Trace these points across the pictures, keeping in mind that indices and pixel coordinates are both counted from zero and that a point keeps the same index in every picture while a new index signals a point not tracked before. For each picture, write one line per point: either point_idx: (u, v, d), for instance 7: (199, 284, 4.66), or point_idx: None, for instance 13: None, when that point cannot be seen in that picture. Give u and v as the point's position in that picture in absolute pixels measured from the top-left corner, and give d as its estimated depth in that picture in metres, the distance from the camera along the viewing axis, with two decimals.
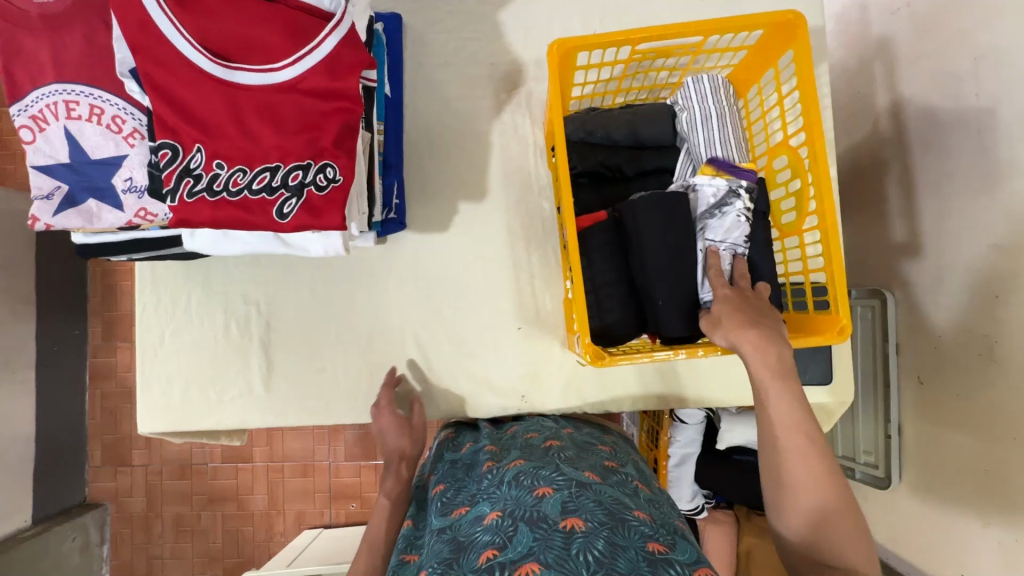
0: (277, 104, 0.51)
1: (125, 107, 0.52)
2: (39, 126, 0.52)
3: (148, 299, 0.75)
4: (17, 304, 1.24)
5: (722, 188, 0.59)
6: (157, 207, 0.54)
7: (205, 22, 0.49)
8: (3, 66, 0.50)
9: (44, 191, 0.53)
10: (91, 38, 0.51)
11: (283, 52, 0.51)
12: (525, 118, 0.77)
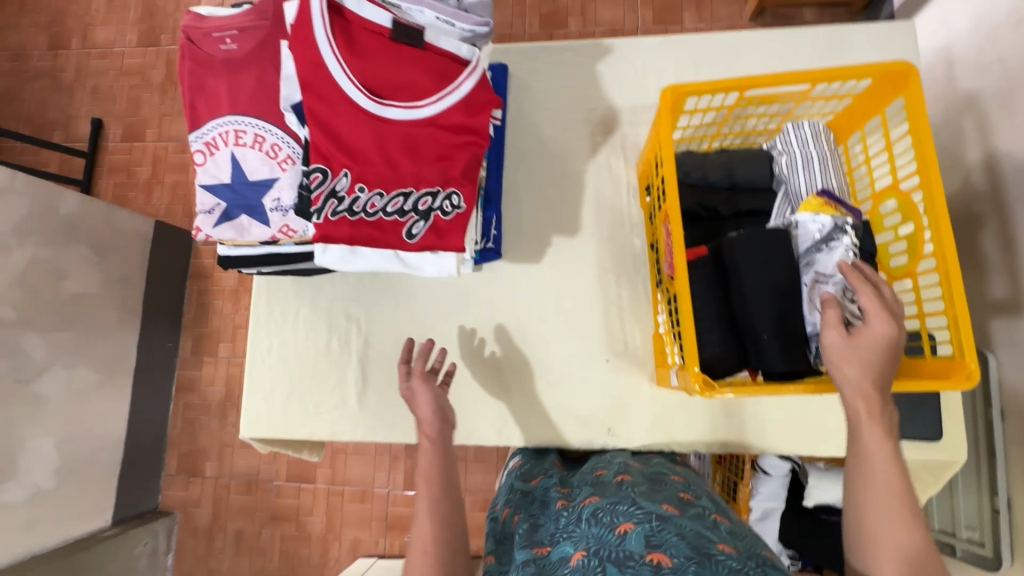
0: (417, 137, 0.57)
1: (283, 136, 0.59)
2: (211, 150, 0.60)
3: (260, 311, 0.81)
4: (126, 314, 1.35)
5: (827, 224, 0.60)
6: (300, 225, 0.61)
7: (365, 65, 0.56)
8: (190, 100, 0.59)
9: (207, 207, 0.61)
10: (261, 77, 0.59)
11: (427, 93, 0.57)
12: (619, 160, 0.81)
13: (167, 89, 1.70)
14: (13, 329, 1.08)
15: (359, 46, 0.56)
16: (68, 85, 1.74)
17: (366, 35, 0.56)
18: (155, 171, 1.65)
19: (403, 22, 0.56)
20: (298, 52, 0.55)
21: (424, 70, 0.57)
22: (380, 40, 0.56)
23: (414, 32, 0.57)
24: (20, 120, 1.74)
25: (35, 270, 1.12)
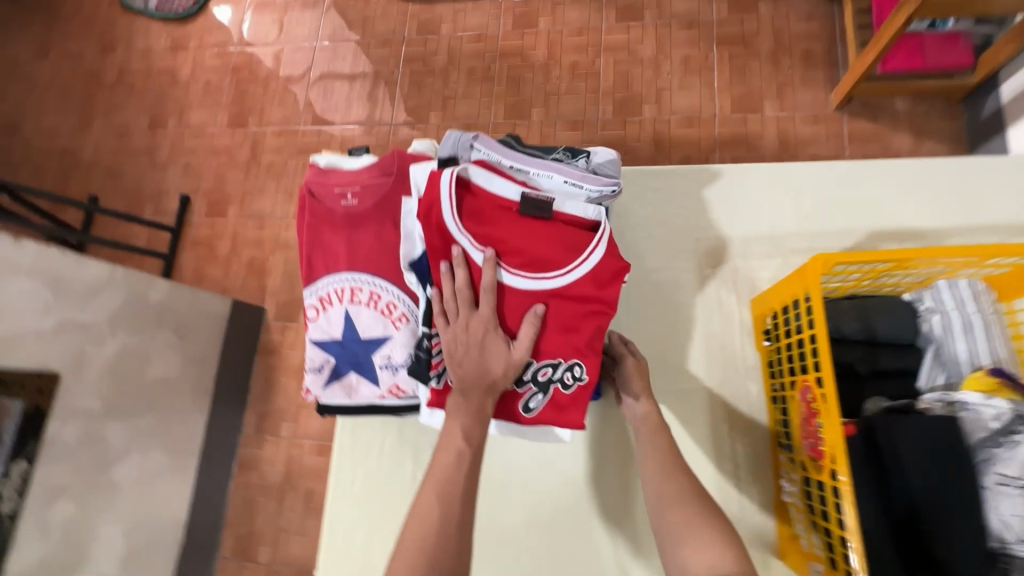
0: (551, 307, 0.88)
1: (396, 298, 0.94)
2: (325, 312, 0.96)
3: (351, 449, 1.14)
4: (199, 395, 1.37)
5: (1006, 413, 0.75)
6: (404, 384, 0.95)
7: (492, 233, 0.88)
8: (311, 257, 0.95)
9: (318, 365, 0.98)
10: (379, 234, 0.94)
11: (561, 266, 0.87)
12: (731, 297, 1.14)
13: (250, 168, 1.79)
14: (99, 420, 1.10)
15: (488, 219, 0.89)
16: (162, 162, 1.87)
17: (497, 208, 0.89)
18: (233, 246, 1.71)
19: (534, 205, 0.89)
20: (432, 227, 0.87)
21: (550, 237, 0.88)
22: (510, 212, 0.89)
23: (536, 205, 0.89)
24: (116, 194, 1.86)
25: (124, 359, 1.15)
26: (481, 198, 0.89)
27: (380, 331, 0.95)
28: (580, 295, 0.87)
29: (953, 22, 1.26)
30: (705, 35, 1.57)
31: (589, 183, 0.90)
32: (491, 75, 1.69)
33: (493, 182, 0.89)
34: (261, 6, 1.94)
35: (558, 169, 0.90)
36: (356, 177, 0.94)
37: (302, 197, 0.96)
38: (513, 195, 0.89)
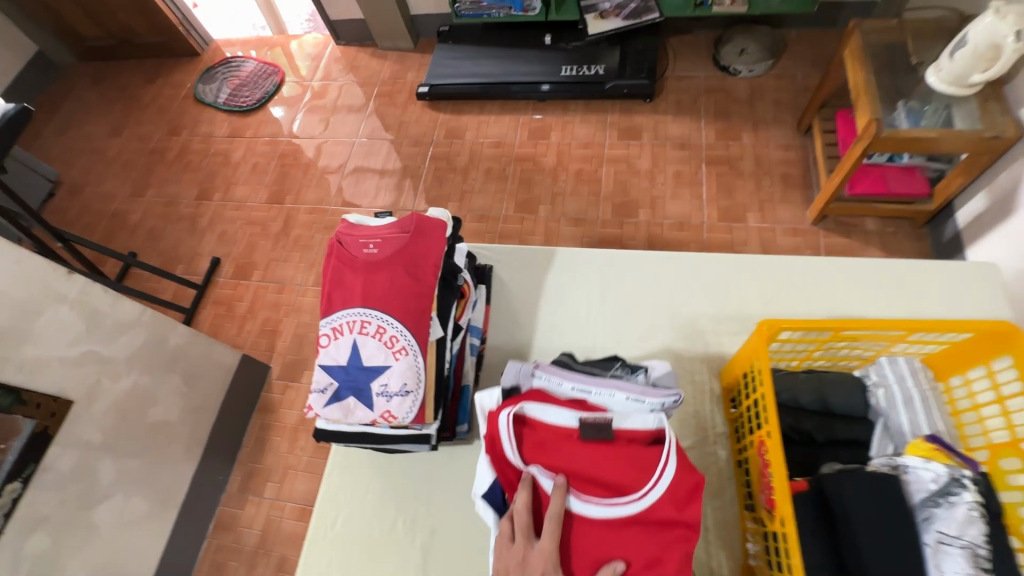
0: (626, 534, 0.78)
1: (400, 330, 0.85)
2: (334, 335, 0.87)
3: (333, 485, 0.95)
4: (192, 444, 1.39)
5: (943, 474, 0.69)
6: (398, 412, 0.84)
7: (561, 463, 0.82)
8: (330, 289, 0.90)
9: (321, 385, 0.86)
10: (394, 274, 0.88)
11: (633, 490, 0.78)
12: (704, 369, 1.04)
13: (280, 238, 1.96)
14: (94, 455, 1.13)
15: (552, 450, 0.84)
16: (202, 228, 2.06)
17: (560, 437, 0.84)
18: (251, 307, 1.83)
19: (595, 427, 0.84)
20: (504, 462, 0.86)
21: (620, 461, 0.81)
22: (573, 439, 0.84)
23: (599, 426, 0.84)
24: (154, 254, 2.03)
25: (131, 399, 1.20)
26: (540, 427, 0.86)
27: (382, 361, 0.85)
28: (658, 519, 0.77)
29: (907, 157, 1.44)
30: (696, 155, 1.80)
31: (650, 396, 0.87)
32: (506, 176, 1.90)
33: (550, 411, 0.85)
34: (314, 107, 2.25)
35: (614, 386, 0.88)
36: (381, 229, 0.92)
37: (333, 245, 0.94)
38: (572, 420, 0.85)
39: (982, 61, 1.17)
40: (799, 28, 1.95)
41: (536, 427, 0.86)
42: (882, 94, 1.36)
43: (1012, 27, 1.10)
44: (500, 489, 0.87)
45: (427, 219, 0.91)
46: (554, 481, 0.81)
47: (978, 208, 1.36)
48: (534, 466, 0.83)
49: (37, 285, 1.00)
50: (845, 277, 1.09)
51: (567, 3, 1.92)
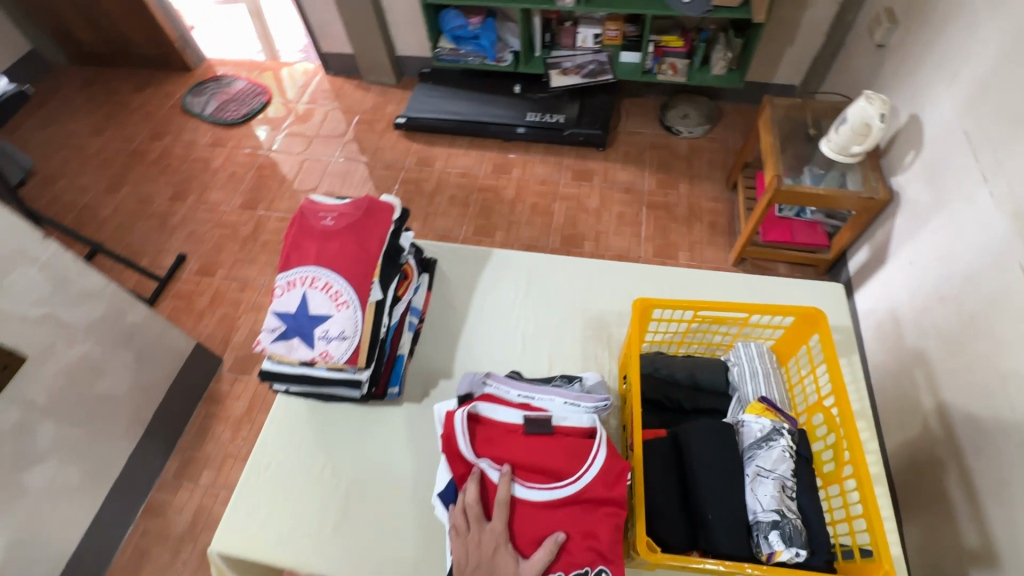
0: (563, 515, 0.66)
1: (346, 287, 0.84)
2: (284, 288, 0.85)
3: (270, 428, 0.91)
4: (133, 423, 1.42)
5: (767, 425, 0.71)
6: (335, 352, 0.83)
7: (507, 457, 0.70)
8: (285, 254, 0.86)
9: (270, 327, 0.85)
10: (348, 241, 0.86)
11: (568, 471, 0.68)
12: (604, 350, 0.97)
13: (248, 242, 2.05)
14: (36, 415, 1.17)
15: (500, 445, 0.71)
16: (172, 226, 2.13)
17: (505, 433, 0.72)
18: (212, 303, 1.90)
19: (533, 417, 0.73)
20: (450, 457, 0.73)
21: (566, 452, 0.69)
22: (518, 434, 0.72)
23: (545, 421, 0.73)
24: (120, 247, 2.09)
25: (82, 367, 1.25)
26: (488, 423, 0.74)
27: (326, 311, 0.84)
28: (592, 498, 0.66)
29: (810, 213, 1.72)
30: (638, 199, 2.02)
31: (585, 398, 0.76)
32: (468, 202, 2.08)
33: (498, 408, 0.74)
34: (296, 126, 2.41)
35: (553, 389, 0.77)
36: (340, 204, 0.90)
37: (292, 217, 0.91)
38: (517, 417, 0.73)
39: (859, 136, 1.44)
40: (732, 102, 2.26)
41: (478, 421, 0.73)
42: (787, 159, 1.63)
43: (877, 110, 1.37)
44: (450, 485, 0.73)
45: (380, 201, 0.91)
46: (498, 472, 0.69)
47: (862, 259, 1.58)
48: (484, 461, 0.70)
49: (13, 245, 1.08)
50: (736, 283, 1.01)
51: (534, 58, 2.16)
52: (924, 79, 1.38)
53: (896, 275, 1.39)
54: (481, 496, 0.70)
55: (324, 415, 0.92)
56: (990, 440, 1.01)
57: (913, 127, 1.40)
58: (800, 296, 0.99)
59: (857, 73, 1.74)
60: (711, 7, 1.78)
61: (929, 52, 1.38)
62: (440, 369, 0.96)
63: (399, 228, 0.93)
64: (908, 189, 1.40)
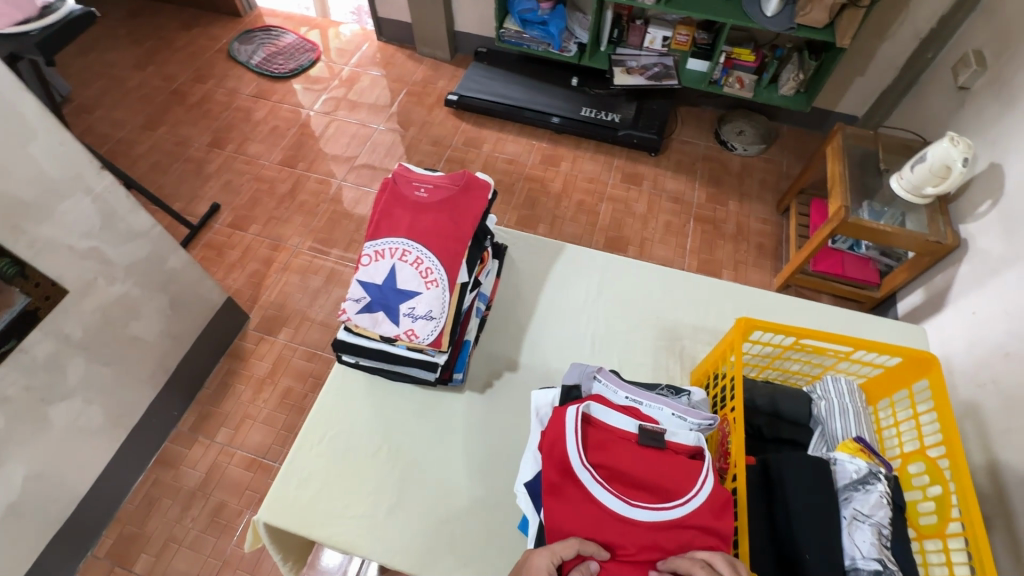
0: (665, 539, 0.63)
1: (437, 264, 0.85)
2: (374, 257, 0.86)
3: (327, 399, 0.90)
4: (159, 371, 1.39)
5: (863, 467, 0.68)
6: (420, 331, 0.84)
7: (616, 468, 0.67)
8: (377, 220, 0.88)
9: (357, 297, 0.86)
10: (441, 218, 0.87)
11: (675, 493, 0.65)
12: (676, 364, 0.95)
13: (285, 200, 2.00)
14: (69, 350, 1.13)
15: (612, 454, 0.68)
16: (207, 173, 2.08)
17: (616, 441, 0.70)
18: (242, 258, 1.85)
19: (645, 430, 0.71)
20: (549, 459, 0.68)
21: (677, 471, 0.67)
22: (630, 444, 0.70)
23: (658, 435, 0.71)
24: (152, 188, 2.03)
25: (119, 307, 1.21)
26: (598, 427, 0.71)
27: (414, 288, 0.85)
28: (696, 525, 0.63)
29: (864, 248, 1.70)
30: (686, 211, 1.98)
31: (693, 414, 0.73)
32: (512, 191, 2.03)
33: (611, 412, 0.72)
34: (343, 89, 2.35)
35: (662, 399, 0.74)
36: (435, 177, 0.92)
37: (384, 182, 0.93)
38: (629, 425, 0.71)
39: (936, 177, 1.40)
40: (790, 124, 2.22)
41: (590, 425, 0.71)
42: (852, 190, 1.59)
43: (962, 154, 1.34)
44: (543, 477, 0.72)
45: (477, 178, 0.93)
46: (601, 483, 0.66)
47: (914, 302, 1.56)
48: (589, 468, 0.66)
49: (71, 171, 1.03)
50: (817, 312, 1.01)
51: (599, 53, 2.12)
52: (1010, 129, 1.35)
53: (954, 322, 1.36)
54: (578, 507, 0.65)
55: (381, 393, 0.91)
56: None
57: (993, 176, 1.37)
58: (885, 333, 0.99)
59: (931, 113, 1.70)
60: (795, 25, 1.72)
61: (1018, 102, 1.34)
62: (506, 364, 0.95)
63: (488, 210, 0.94)
64: (978, 238, 1.37)
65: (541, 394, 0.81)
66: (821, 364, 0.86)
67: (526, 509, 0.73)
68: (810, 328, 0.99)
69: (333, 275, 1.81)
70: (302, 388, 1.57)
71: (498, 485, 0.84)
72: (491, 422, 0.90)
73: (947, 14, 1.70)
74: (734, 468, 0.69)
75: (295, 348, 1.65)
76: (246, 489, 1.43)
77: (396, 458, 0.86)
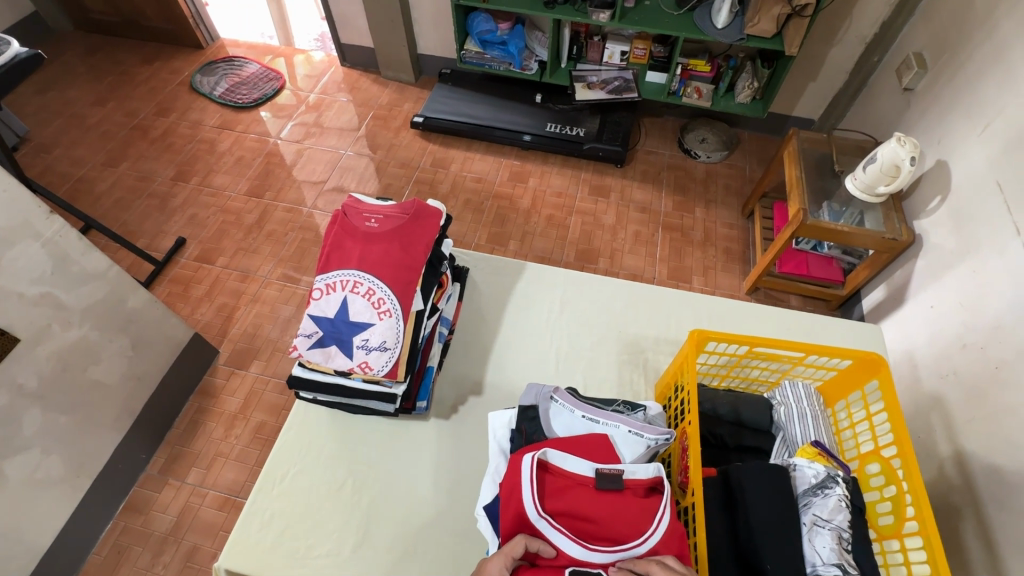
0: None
1: (389, 294, 0.85)
2: (326, 290, 0.87)
3: (289, 437, 0.89)
4: (123, 414, 1.35)
5: (821, 471, 0.69)
6: (374, 363, 0.84)
7: (575, 516, 0.66)
8: (328, 254, 0.89)
9: (308, 332, 0.86)
10: (392, 246, 0.88)
11: (634, 533, 0.64)
12: (641, 377, 0.96)
13: (253, 230, 1.98)
14: (24, 401, 1.10)
15: (569, 503, 0.66)
16: (172, 208, 2.05)
17: (574, 486, 0.68)
18: (210, 291, 1.82)
19: (603, 471, 0.68)
20: (508, 508, 0.67)
21: (634, 513, 0.65)
22: (588, 490, 0.67)
23: (616, 476, 0.68)
24: (115, 226, 2.00)
25: (77, 351, 1.18)
26: (556, 472, 0.68)
27: (367, 320, 0.85)
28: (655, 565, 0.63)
29: (827, 248, 1.75)
30: (654, 220, 2.01)
31: (649, 429, 0.73)
32: (482, 209, 2.04)
33: (569, 457, 0.69)
34: (308, 116, 2.34)
35: (618, 416, 0.75)
36: (385, 206, 0.92)
37: (335, 215, 0.93)
38: (588, 469, 0.68)
39: (886, 176, 1.43)
40: (750, 130, 2.27)
41: (549, 474, 0.68)
42: (810, 192, 1.62)
43: (909, 153, 1.38)
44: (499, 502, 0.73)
45: (428, 206, 0.93)
46: (559, 532, 0.64)
47: (878, 298, 1.59)
48: (546, 518, 0.64)
49: (18, 218, 1.00)
50: (774, 317, 1.03)
51: (560, 70, 2.16)
52: (953, 127, 1.40)
53: (914, 316, 1.39)
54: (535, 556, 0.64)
55: (346, 427, 0.90)
56: (1017, 494, 0.92)
57: (940, 173, 1.42)
58: (840, 334, 1.01)
59: (881, 113, 1.76)
60: (745, 36, 1.77)
61: (959, 101, 1.39)
62: (472, 388, 0.95)
63: (441, 235, 0.95)
64: (932, 233, 1.40)
65: (497, 415, 0.83)
66: (779, 370, 0.88)
67: (486, 533, 0.73)
68: (768, 332, 1.01)
69: (304, 304, 1.79)
70: (275, 421, 1.54)
71: (467, 511, 0.83)
72: (458, 448, 0.89)
73: (888, 19, 1.77)
74: (692, 482, 0.69)
75: (267, 380, 1.62)
76: (220, 530, 1.39)
77: (362, 490, 0.84)
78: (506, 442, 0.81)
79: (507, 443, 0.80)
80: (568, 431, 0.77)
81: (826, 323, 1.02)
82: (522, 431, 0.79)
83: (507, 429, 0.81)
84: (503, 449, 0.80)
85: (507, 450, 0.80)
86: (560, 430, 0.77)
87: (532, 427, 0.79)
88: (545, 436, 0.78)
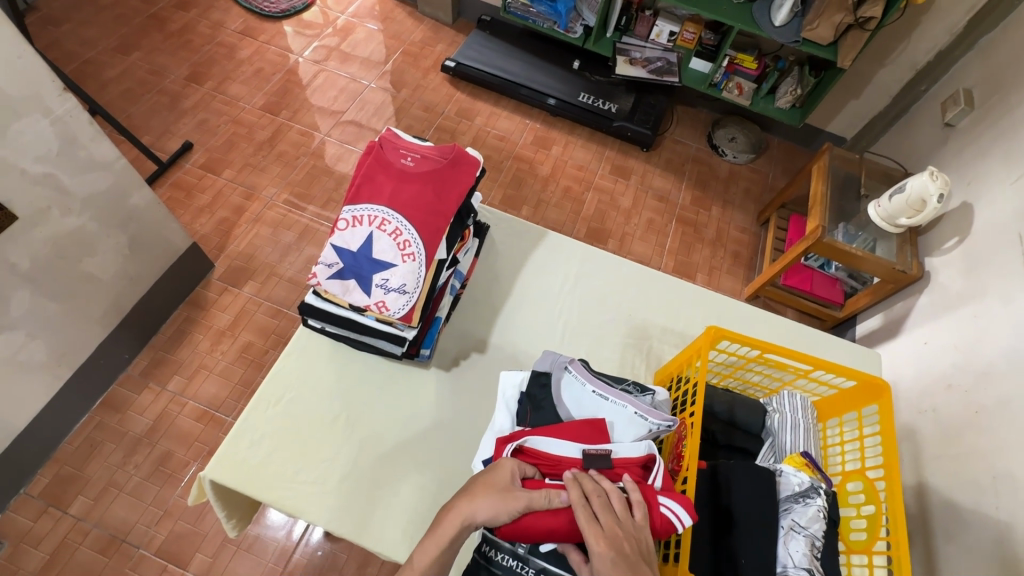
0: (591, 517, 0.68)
1: (416, 239, 0.83)
2: (352, 223, 0.84)
3: (288, 362, 0.88)
4: (111, 311, 1.32)
5: (805, 481, 0.71)
6: (391, 304, 0.83)
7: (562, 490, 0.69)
8: (358, 185, 0.86)
9: (329, 262, 0.84)
10: (425, 189, 0.86)
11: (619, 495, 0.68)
12: (641, 362, 0.97)
13: (263, 147, 1.92)
14: (14, 281, 1.07)
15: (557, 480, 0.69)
16: (182, 109, 1.97)
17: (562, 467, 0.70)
18: (211, 203, 1.77)
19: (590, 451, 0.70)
20: None
21: None
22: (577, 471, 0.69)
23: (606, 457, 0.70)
24: (120, 117, 1.92)
25: (72, 240, 1.14)
26: (540, 456, 0.70)
27: (390, 260, 0.83)
28: None
29: (834, 268, 1.76)
30: (670, 210, 1.99)
31: (653, 415, 0.74)
32: (500, 168, 2.00)
33: (552, 441, 0.70)
34: (334, 39, 2.23)
35: (627, 397, 0.75)
36: (423, 146, 0.89)
37: (370, 146, 0.90)
38: (575, 451, 0.70)
39: (910, 209, 1.43)
40: (781, 137, 2.24)
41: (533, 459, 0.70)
42: (832, 210, 1.62)
43: (938, 189, 1.36)
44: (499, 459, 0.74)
45: (467, 154, 0.90)
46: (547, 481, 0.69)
47: (872, 325, 1.63)
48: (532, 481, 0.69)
49: (28, 89, 0.94)
50: (782, 327, 1.04)
51: (604, 39, 2.08)
52: (986, 171, 1.39)
53: (906, 349, 1.42)
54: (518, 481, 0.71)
55: (348, 361, 0.90)
56: (966, 528, 0.97)
57: (963, 215, 1.42)
58: (843, 353, 1.03)
59: (916, 144, 1.75)
60: (801, 39, 1.71)
61: (999, 145, 1.38)
62: (474, 346, 0.95)
63: (475, 187, 0.93)
64: (941, 272, 1.42)
65: (509, 374, 0.83)
66: (781, 379, 0.90)
67: None
68: (771, 339, 1.03)
69: (306, 233, 1.76)
70: (262, 343, 1.53)
71: (453, 463, 0.84)
72: (453, 401, 0.90)
73: (945, 48, 1.73)
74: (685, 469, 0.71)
75: (260, 302, 1.60)
76: (196, 441, 1.40)
77: (352, 424, 0.85)
78: (514, 402, 0.81)
79: (515, 406, 0.81)
80: (576, 404, 0.78)
81: (830, 342, 1.03)
82: (532, 395, 0.80)
83: (517, 391, 0.82)
84: (509, 409, 0.81)
85: (514, 411, 0.81)
86: (569, 401, 0.78)
87: (541, 393, 0.80)
88: (553, 405, 0.79)
